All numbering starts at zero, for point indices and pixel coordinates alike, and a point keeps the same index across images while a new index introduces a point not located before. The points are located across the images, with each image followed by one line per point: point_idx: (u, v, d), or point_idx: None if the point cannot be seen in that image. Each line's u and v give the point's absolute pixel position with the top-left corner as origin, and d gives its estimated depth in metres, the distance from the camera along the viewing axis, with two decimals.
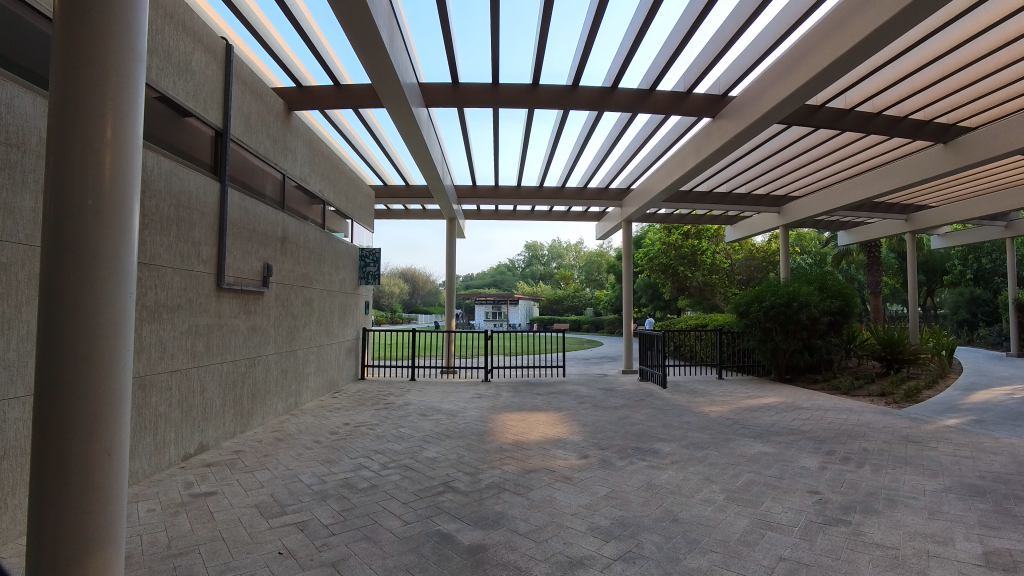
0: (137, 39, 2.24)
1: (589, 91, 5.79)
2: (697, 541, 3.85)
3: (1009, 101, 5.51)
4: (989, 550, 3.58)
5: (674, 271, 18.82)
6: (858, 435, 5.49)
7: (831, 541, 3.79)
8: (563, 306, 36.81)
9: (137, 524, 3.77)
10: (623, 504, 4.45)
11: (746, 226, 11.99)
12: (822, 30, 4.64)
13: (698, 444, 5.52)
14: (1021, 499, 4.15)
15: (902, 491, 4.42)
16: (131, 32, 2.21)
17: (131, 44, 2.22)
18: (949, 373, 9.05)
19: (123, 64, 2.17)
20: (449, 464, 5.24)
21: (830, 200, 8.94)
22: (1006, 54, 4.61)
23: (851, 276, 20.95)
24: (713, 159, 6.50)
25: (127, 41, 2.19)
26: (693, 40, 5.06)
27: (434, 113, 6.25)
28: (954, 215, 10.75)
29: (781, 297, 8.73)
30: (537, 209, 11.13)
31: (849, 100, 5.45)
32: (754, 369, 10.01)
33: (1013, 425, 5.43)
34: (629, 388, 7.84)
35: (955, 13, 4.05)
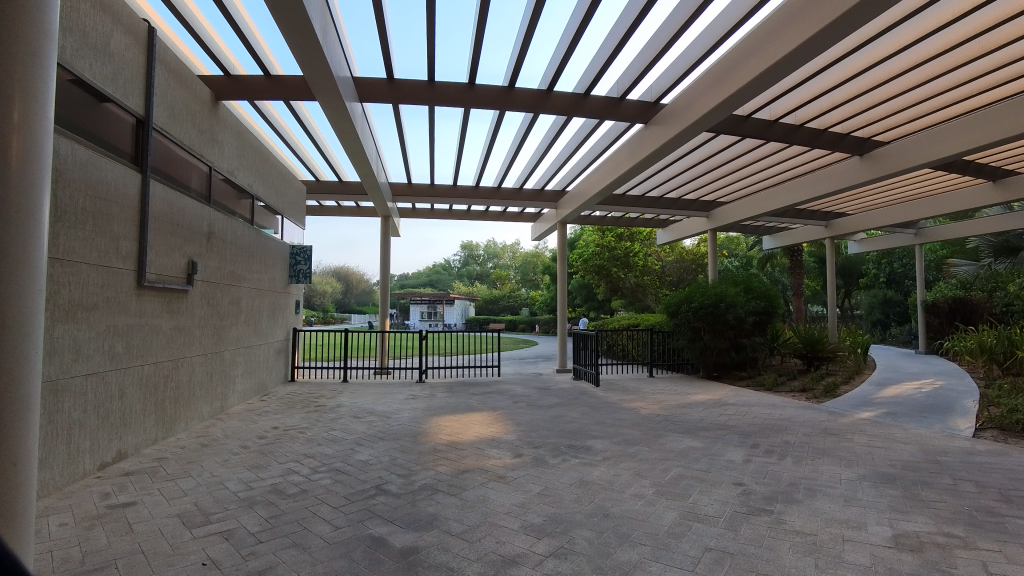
0: (47, 23, 2.13)
1: (526, 93, 5.84)
2: (627, 534, 3.96)
3: (916, 117, 5.94)
4: (898, 533, 3.88)
5: (608, 273, 19.29)
6: (781, 429, 5.79)
7: (754, 531, 4.00)
8: (499, 307, 36.65)
9: (47, 540, 3.50)
10: (556, 501, 4.53)
11: (678, 229, 12.41)
12: (750, 43, 4.89)
13: (630, 440, 5.67)
14: (927, 485, 4.50)
15: (820, 481, 4.72)
16: (40, 14, 2.09)
17: (40, 30, 2.09)
18: (867, 371, 9.58)
19: (29, 48, 2.06)
20: (382, 467, 5.16)
21: (756, 206, 9.38)
22: (916, 74, 5.00)
23: (775, 278, 22.00)
24: (645, 164, 6.69)
25: (35, 24, 2.06)
26: (627, 46, 5.21)
27: (370, 108, 6.11)
28: (868, 222, 11.32)
29: (709, 298, 9.09)
30: (474, 209, 11.06)
31: (774, 111, 5.74)
32: (682, 367, 10.39)
33: (921, 416, 5.87)
34: (564, 387, 7.93)
35: (874, 32, 4.38)
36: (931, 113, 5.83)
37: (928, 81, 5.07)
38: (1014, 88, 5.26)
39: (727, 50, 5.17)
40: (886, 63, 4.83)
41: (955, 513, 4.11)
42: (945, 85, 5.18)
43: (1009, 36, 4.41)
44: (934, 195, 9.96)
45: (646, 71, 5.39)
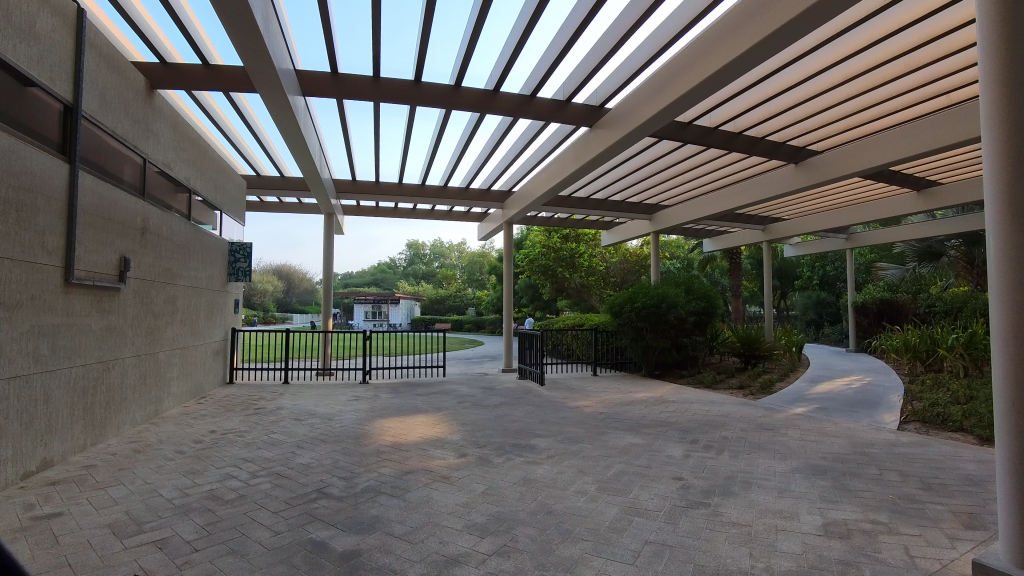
0: None
1: (473, 92, 5.82)
2: (570, 531, 4.04)
3: (846, 129, 6.25)
4: (828, 522, 4.10)
5: (553, 273, 19.68)
6: (719, 424, 6.01)
7: (693, 523, 4.15)
8: (445, 306, 36.09)
9: None
10: (500, 500, 4.56)
11: (620, 232, 12.54)
12: (692, 51, 5.07)
13: (573, 438, 5.76)
14: (855, 475, 4.78)
15: (756, 474, 4.94)
16: None
17: None
18: (800, 368, 10.03)
19: None
20: (324, 470, 5.05)
21: (698, 209, 9.64)
22: (847, 88, 5.27)
23: (716, 281, 22.71)
24: (590, 167, 6.80)
25: None
26: (573, 50, 5.28)
27: (312, 102, 5.95)
28: (805, 227, 11.74)
29: (651, 298, 9.32)
30: (419, 207, 10.96)
31: (715, 119, 5.93)
32: (626, 366, 10.56)
33: (849, 411, 6.21)
34: (509, 386, 7.95)
35: (810, 45, 4.61)
36: (859, 125, 6.15)
37: (858, 94, 5.36)
38: (936, 102, 5.61)
39: (669, 58, 5.32)
40: (820, 76, 5.09)
41: (880, 501, 4.38)
42: (872, 98, 5.49)
43: (932, 53, 4.72)
44: (863, 203, 10.46)
45: (591, 75, 5.48)
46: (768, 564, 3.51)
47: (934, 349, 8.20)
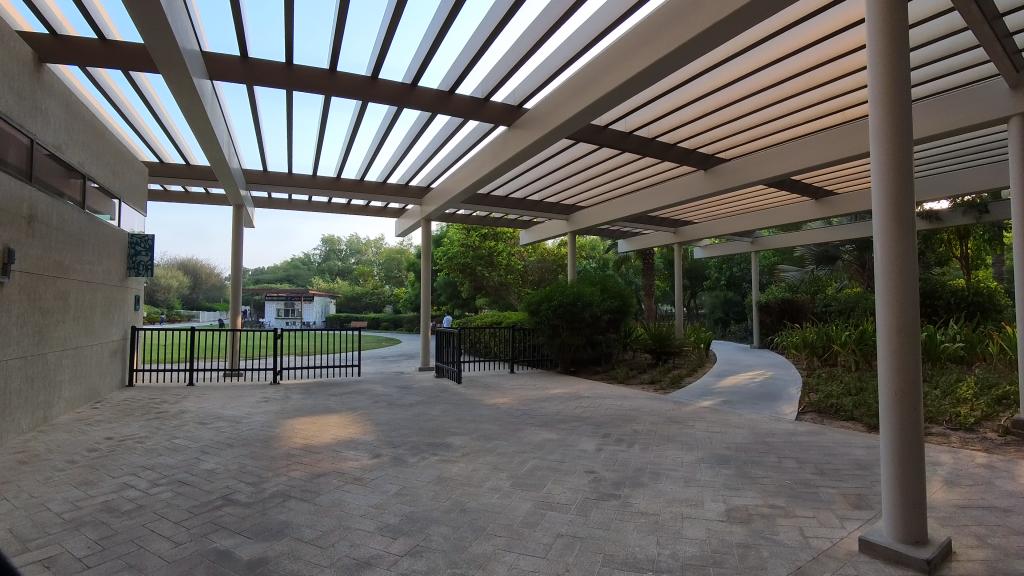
0: None
1: (390, 86, 5.69)
2: (483, 528, 4.05)
3: (751, 140, 6.61)
4: (731, 507, 4.37)
5: (472, 271, 19.23)
6: (630, 418, 6.23)
7: (603, 514, 4.29)
8: (360, 305, 36.04)
9: None
10: (414, 500, 4.50)
11: (540, 230, 12.61)
12: (609, 57, 5.21)
13: (488, 435, 5.79)
14: (756, 464, 5.10)
15: (664, 465, 5.17)
16: None
17: None
18: (707, 364, 10.56)
19: None
20: (230, 476, 4.79)
21: (615, 210, 9.88)
22: (754, 101, 5.60)
23: (629, 280, 23.31)
24: (508, 166, 6.83)
25: None
26: (492, 48, 5.28)
27: (219, 86, 5.61)
28: (714, 230, 12.31)
29: (567, 297, 9.46)
30: (336, 201, 10.63)
31: (630, 124, 6.11)
32: (542, 363, 10.76)
33: (752, 404, 6.61)
34: (425, 385, 7.83)
35: (720, 57, 4.88)
36: (763, 137, 6.53)
37: (762, 107, 5.70)
38: (832, 119, 5.96)
39: (587, 61, 5.44)
40: (730, 89, 5.38)
41: (778, 486, 4.71)
42: (774, 113, 5.84)
43: (827, 73, 5.08)
44: (770, 208, 11.07)
45: (510, 74, 5.51)
46: (674, 550, 3.68)
47: (829, 345, 8.84)
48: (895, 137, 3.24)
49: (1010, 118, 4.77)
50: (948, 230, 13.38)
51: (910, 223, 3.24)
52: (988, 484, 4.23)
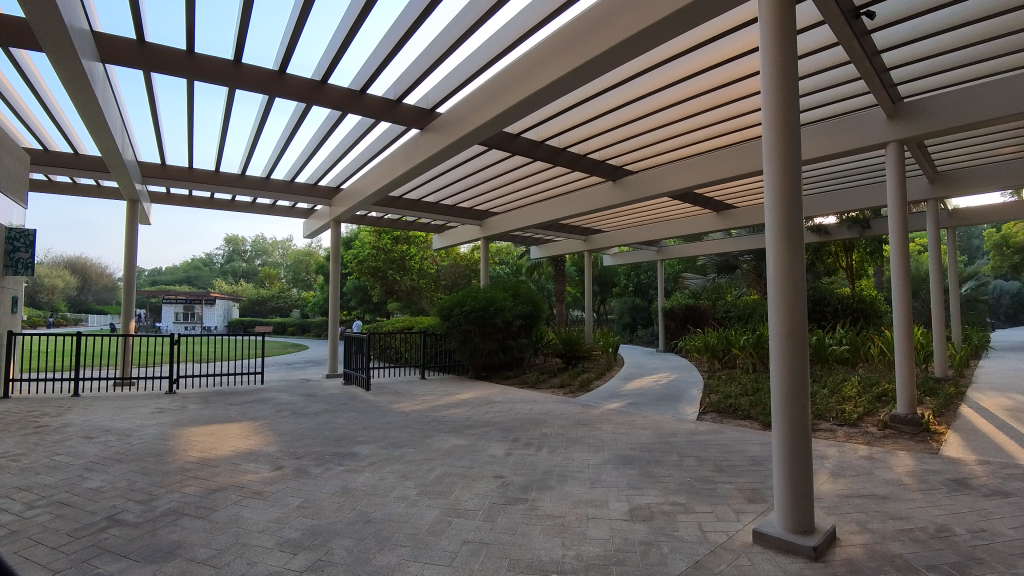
0: None
1: (299, 81, 5.48)
2: (388, 538, 3.94)
3: (657, 154, 6.92)
4: (634, 506, 4.54)
5: (382, 275, 19.09)
6: (538, 422, 6.31)
7: (510, 519, 4.30)
8: (267, 307, 34.97)
9: None
10: (317, 512, 4.32)
11: (454, 235, 12.46)
12: (522, 65, 5.30)
13: (396, 443, 5.67)
14: (658, 463, 5.31)
15: (571, 467, 5.28)
16: None
17: None
18: (615, 367, 10.98)
19: None
20: (117, 494, 4.40)
21: (528, 217, 9.96)
22: (659, 118, 5.89)
23: (542, 285, 22.98)
24: (419, 169, 6.76)
25: None
26: (404, 50, 5.21)
27: (112, 71, 5.20)
28: (622, 239, 12.81)
29: (480, 301, 9.48)
30: (238, 199, 10.06)
31: (542, 133, 6.21)
32: (453, 369, 10.59)
33: (657, 405, 6.89)
34: (332, 392, 7.57)
35: (627, 74, 5.12)
36: (666, 152, 6.84)
37: (666, 124, 5.99)
38: (731, 138, 6.34)
39: (500, 69, 5.50)
40: (638, 105, 5.62)
41: (678, 484, 4.94)
42: (675, 130, 6.17)
43: (728, 95, 5.42)
44: (677, 219, 11.52)
45: (422, 77, 5.46)
46: (578, 551, 3.74)
47: (728, 348, 9.61)
48: (787, 157, 3.58)
49: (890, 144, 5.32)
50: (834, 243, 14.79)
51: (800, 237, 3.57)
52: (868, 474, 4.66)
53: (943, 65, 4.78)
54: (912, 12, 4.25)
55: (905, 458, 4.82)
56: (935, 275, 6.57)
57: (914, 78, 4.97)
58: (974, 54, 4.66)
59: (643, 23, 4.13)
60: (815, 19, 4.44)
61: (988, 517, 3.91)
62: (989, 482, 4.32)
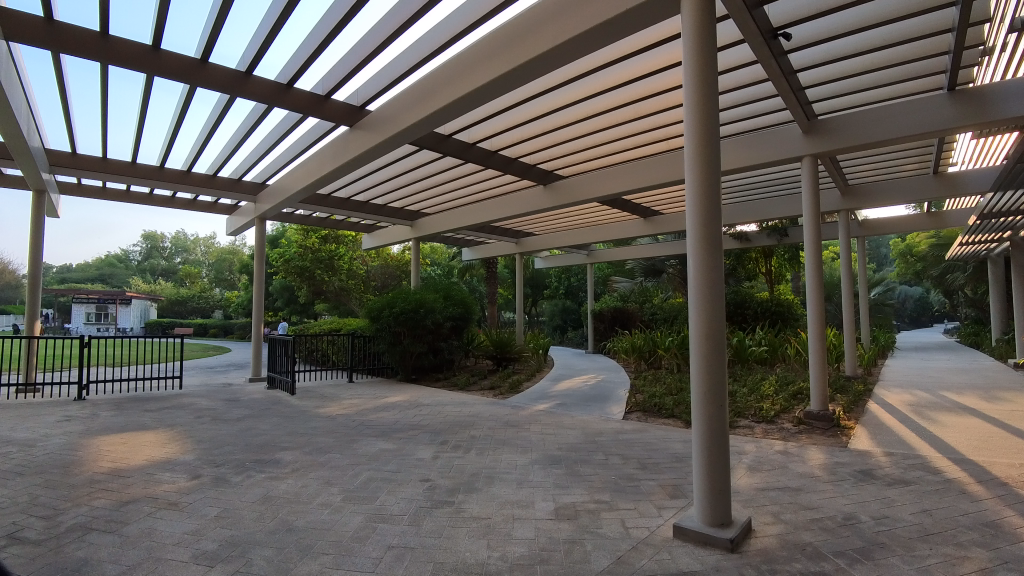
0: None
1: (223, 72, 5.25)
2: (310, 546, 3.77)
3: (587, 159, 7.08)
4: (560, 506, 4.52)
5: (311, 275, 18.36)
6: (467, 424, 6.31)
7: (436, 522, 4.18)
8: (187, 309, 35.03)
9: None
10: (235, 522, 4.08)
11: (383, 235, 12.22)
12: (452, 67, 5.28)
13: (321, 449, 5.51)
14: (583, 462, 5.40)
15: (498, 468, 5.28)
16: None
17: None
18: (545, 369, 11.35)
19: None
20: (18, 509, 4.07)
21: (458, 218, 9.92)
22: (588, 125, 6.03)
23: (474, 287, 23.14)
24: (348, 167, 6.64)
25: None
26: (332, 48, 5.09)
27: (17, 49, 4.83)
28: (552, 241, 12.90)
29: (410, 303, 9.30)
30: (157, 193, 9.45)
31: (473, 135, 6.23)
32: (382, 371, 10.41)
33: (584, 406, 7.05)
34: (255, 397, 7.47)
35: (554, 82, 5.22)
36: (593, 157, 7.00)
37: (593, 130, 6.14)
38: (657, 147, 6.59)
39: (431, 69, 5.48)
40: (567, 111, 5.75)
41: (603, 482, 5.02)
42: (603, 138, 6.35)
43: (655, 106, 5.62)
44: (605, 224, 11.77)
45: (350, 75, 5.36)
46: (503, 551, 3.69)
47: (653, 351, 10.17)
48: (706, 167, 3.71)
49: (805, 157, 5.73)
50: (755, 250, 15.64)
51: (718, 244, 3.71)
52: (783, 468, 4.94)
53: (853, 85, 5.17)
54: (822, 37, 4.57)
55: (817, 451, 5.15)
56: (846, 281, 7.05)
57: (822, 96, 5.33)
58: (880, 77, 5.06)
59: (574, 31, 4.21)
60: (735, 37, 4.68)
61: (891, 505, 4.22)
62: (893, 472, 4.68)
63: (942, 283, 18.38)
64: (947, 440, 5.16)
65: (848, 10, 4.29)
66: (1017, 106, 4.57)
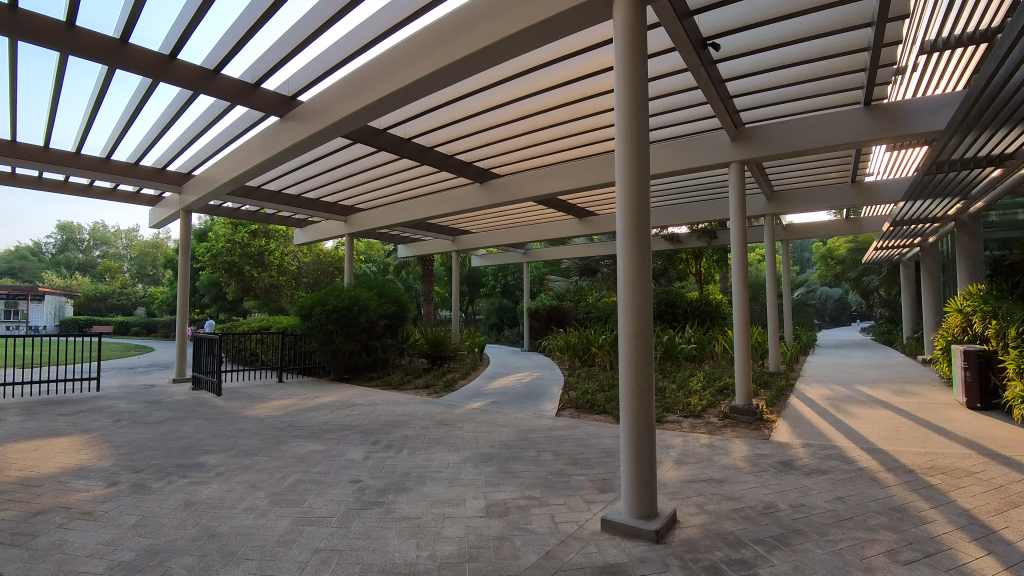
0: None
1: (144, 54, 4.96)
2: (233, 552, 3.58)
3: (523, 159, 7.13)
4: (491, 503, 4.51)
5: (239, 270, 17.41)
6: (400, 424, 6.23)
7: (364, 524, 4.07)
8: (105, 305, 32.83)
9: None
10: (153, 530, 3.84)
11: (315, 231, 11.83)
12: (384, 62, 5.17)
13: (247, 451, 5.31)
14: (515, 460, 5.43)
15: (430, 468, 5.21)
16: None
17: None
18: (480, 366, 11.39)
19: None
20: None
21: (393, 215, 9.79)
22: (523, 124, 6.07)
23: (409, 285, 23.09)
24: (278, 160, 6.42)
25: None
26: (259, 37, 4.89)
27: None
28: (490, 241, 13.02)
29: (343, 301, 9.13)
30: (73, 180, 8.76)
31: (409, 131, 6.16)
32: (314, 371, 10.18)
33: (518, 403, 7.11)
34: (178, 398, 7.16)
35: (488, 81, 5.22)
36: (526, 155, 7.03)
37: (527, 129, 6.18)
38: (593, 149, 6.72)
39: (364, 63, 5.35)
40: (501, 110, 5.76)
41: (534, 479, 5.04)
42: (538, 138, 6.41)
43: (589, 108, 5.72)
44: (542, 223, 11.94)
45: (280, 65, 5.18)
46: (431, 551, 3.63)
47: (587, 348, 10.58)
48: (637, 172, 3.77)
49: (733, 163, 6.02)
50: (686, 252, 16.39)
51: (646, 249, 3.77)
52: (708, 460, 5.15)
53: (777, 97, 5.44)
54: (746, 49, 4.79)
55: (740, 444, 5.41)
56: (771, 283, 7.39)
57: (745, 105, 5.58)
58: (801, 89, 5.35)
59: (508, 30, 4.19)
60: (665, 47, 4.82)
61: (808, 493, 4.47)
62: (811, 462, 4.98)
63: (859, 284, 19.67)
64: (860, 431, 5.55)
65: (773, 24, 4.50)
66: (929, 121, 5.01)
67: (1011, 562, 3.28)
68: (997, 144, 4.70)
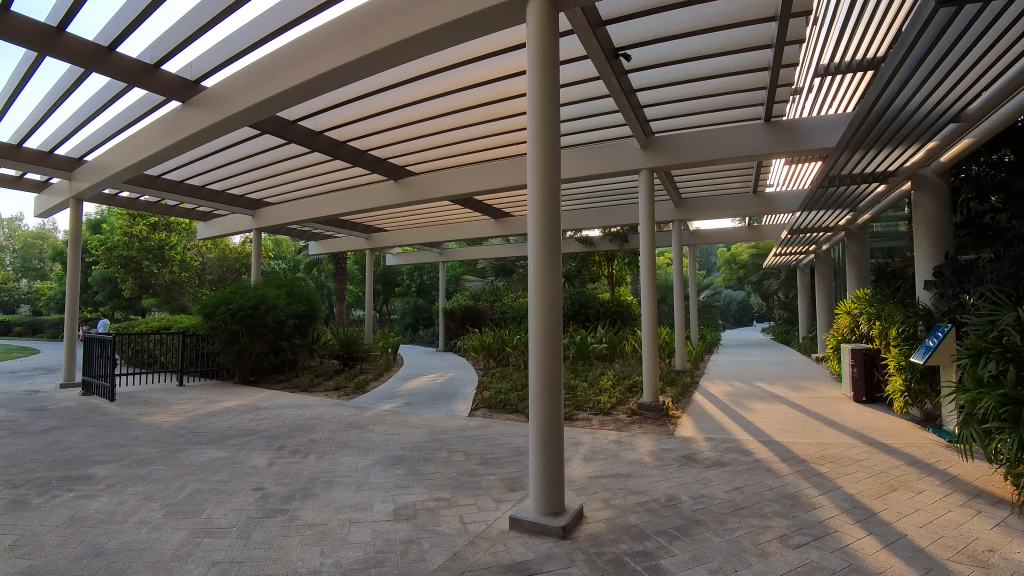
0: None
1: (29, 24, 4.57)
2: (124, 570, 3.29)
3: (436, 156, 7.05)
4: (399, 506, 4.38)
5: (137, 265, 15.67)
6: (307, 427, 6.01)
7: (267, 533, 3.86)
8: None
9: None
10: (33, 550, 3.46)
11: (222, 225, 11.20)
12: (292, 51, 4.94)
13: (141, 460, 4.95)
14: (425, 461, 5.35)
15: (337, 472, 5.01)
16: None
17: None
18: (394, 367, 11.22)
19: None
20: None
21: (303, 211, 9.41)
22: (439, 122, 6.01)
23: (320, 284, 23.18)
24: (178, 148, 6.03)
25: None
26: (158, 16, 4.57)
27: None
28: (406, 240, 12.82)
29: (249, 300, 8.70)
30: None
31: (320, 123, 5.96)
32: (217, 373, 9.74)
33: (430, 404, 7.05)
34: (67, 404, 6.55)
35: (401, 76, 5.11)
36: (438, 151, 6.95)
37: (440, 126, 6.12)
38: (508, 148, 6.74)
39: (271, 51, 5.11)
40: (417, 106, 5.67)
41: (444, 480, 4.98)
42: (455, 136, 6.38)
43: (505, 109, 5.75)
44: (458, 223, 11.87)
45: (180, 48, 4.85)
46: (336, 558, 3.49)
47: (501, 348, 10.77)
48: (546, 176, 3.80)
49: (643, 170, 6.29)
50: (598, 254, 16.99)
51: (555, 251, 3.82)
52: (616, 456, 5.32)
53: (684, 108, 5.72)
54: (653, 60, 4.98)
55: (646, 440, 5.64)
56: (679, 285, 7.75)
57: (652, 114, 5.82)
58: (710, 101, 5.65)
59: (421, 27, 4.11)
60: (577, 53, 4.91)
61: (708, 484, 4.72)
62: (712, 455, 5.27)
63: (761, 288, 21.05)
64: (758, 424, 5.94)
65: (680, 39, 4.71)
66: (821, 140, 5.49)
67: (888, 541, 3.58)
68: (881, 161, 5.19)
